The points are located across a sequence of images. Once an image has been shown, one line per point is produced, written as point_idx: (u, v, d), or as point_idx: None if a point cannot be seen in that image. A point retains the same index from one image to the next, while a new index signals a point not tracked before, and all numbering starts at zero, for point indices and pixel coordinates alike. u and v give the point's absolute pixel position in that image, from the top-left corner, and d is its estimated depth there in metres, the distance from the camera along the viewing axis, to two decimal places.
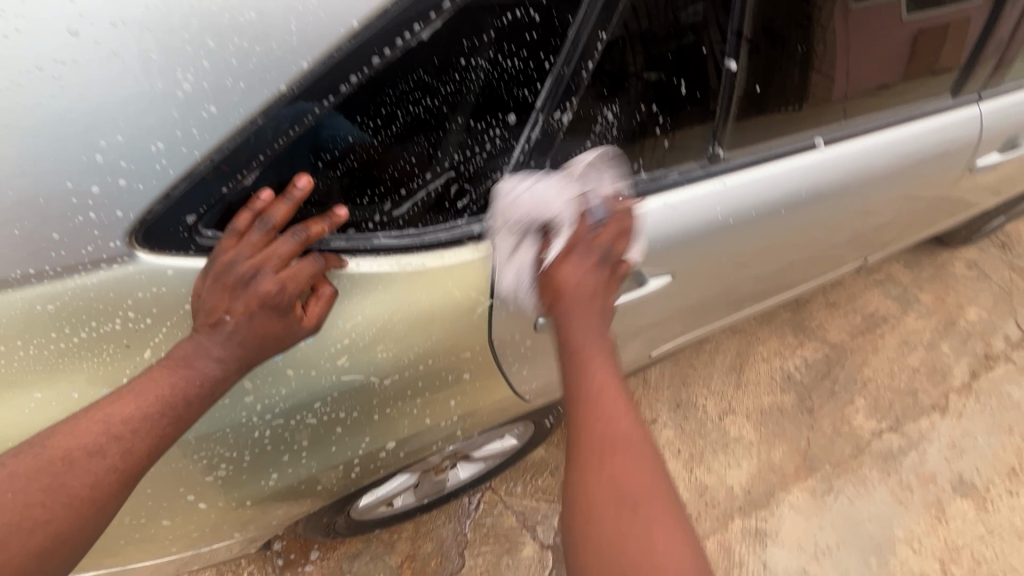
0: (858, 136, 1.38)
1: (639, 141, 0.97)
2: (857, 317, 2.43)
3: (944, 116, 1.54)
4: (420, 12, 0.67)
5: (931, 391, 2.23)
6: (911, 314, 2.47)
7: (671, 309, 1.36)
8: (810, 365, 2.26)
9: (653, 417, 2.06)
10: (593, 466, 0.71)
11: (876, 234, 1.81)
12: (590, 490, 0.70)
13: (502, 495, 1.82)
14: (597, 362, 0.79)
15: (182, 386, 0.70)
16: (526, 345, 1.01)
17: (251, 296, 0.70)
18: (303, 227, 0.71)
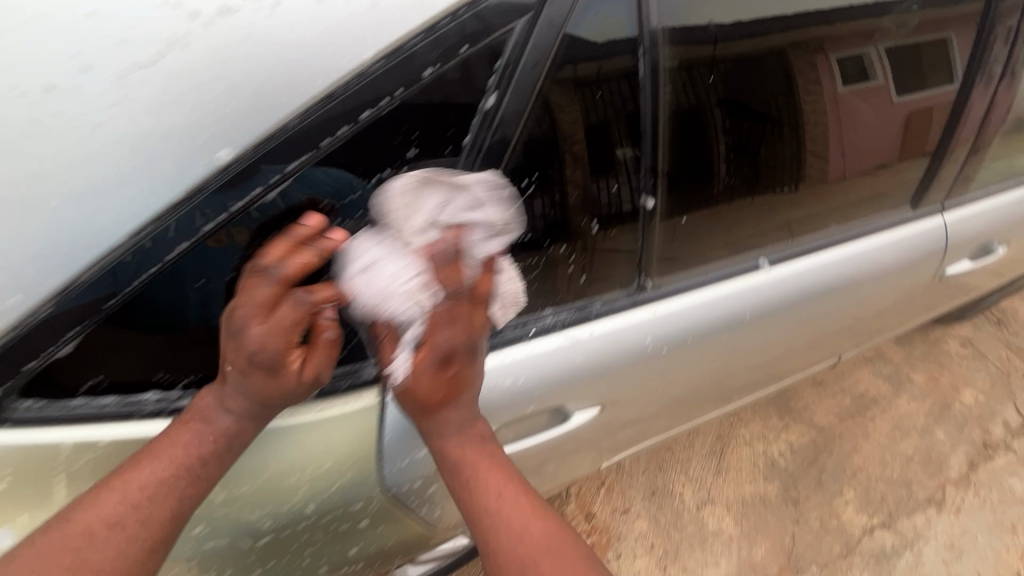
0: (809, 254, 1.34)
1: (550, 278, 0.92)
2: (846, 399, 2.32)
3: (905, 226, 1.50)
4: (255, 183, 0.64)
5: (926, 483, 2.09)
6: (903, 396, 2.36)
7: (626, 415, 1.28)
8: (797, 451, 2.13)
9: (625, 506, 1.93)
10: (471, 463, 0.79)
11: (874, 318, 1.70)
12: (474, 482, 0.78)
13: None
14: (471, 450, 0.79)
15: (194, 448, 0.69)
16: (431, 488, 0.96)
17: (239, 350, 0.65)
18: (290, 264, 0.62)
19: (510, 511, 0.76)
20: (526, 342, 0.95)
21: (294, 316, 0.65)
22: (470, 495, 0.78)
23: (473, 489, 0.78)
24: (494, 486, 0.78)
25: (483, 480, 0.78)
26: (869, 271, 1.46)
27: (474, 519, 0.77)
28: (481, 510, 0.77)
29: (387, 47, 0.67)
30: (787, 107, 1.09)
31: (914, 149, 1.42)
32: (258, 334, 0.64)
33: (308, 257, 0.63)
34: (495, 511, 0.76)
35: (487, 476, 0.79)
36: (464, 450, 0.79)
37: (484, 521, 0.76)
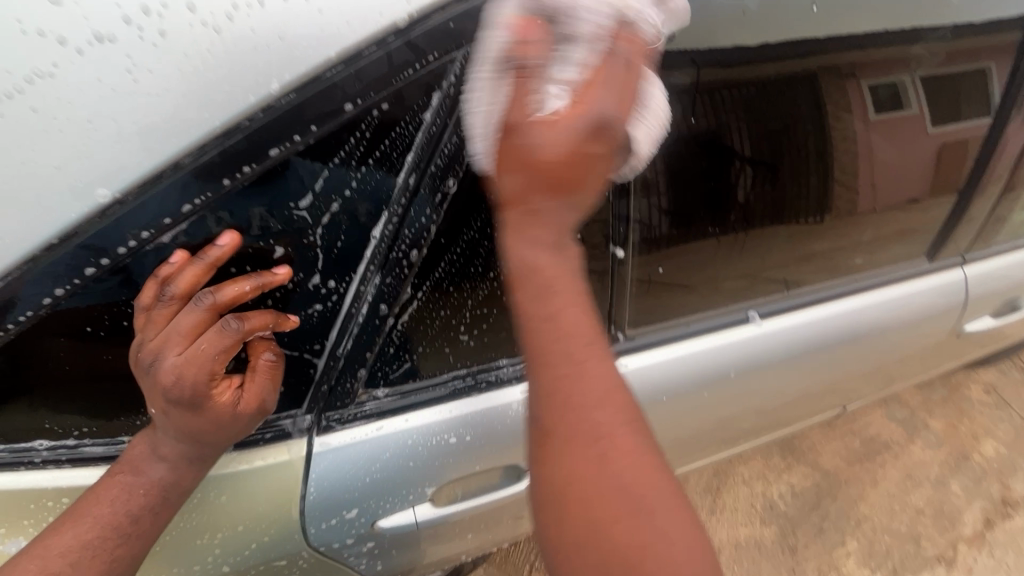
0: (806, 308, 1.26)
1: (503, 326, 0.87)
2: (856, 442, 2.20)
3: (922, 281, 1.39)
4: (152, 221, 0.65)
5: (937, 539, 1.96)
6: (918, 443, 2.23)
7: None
8: (798, 495, 2.02)
9: None
10: (575, 416, 0.62)
11: (898, 365, 1.57)
12: (570, 441, 0.61)
13: None
14: (585, 346, 0.63)
15: (126, 500, 0.69)
16: (370, 547, 0.90)
17: (159, 384, 0.66)
18: (212, 293, 0.66)
19: (617, 438, 0.62)
20: (479, 395, 0.89)
21: (225, 340, 0.67)
22: (564, 409, 0.62)
23: (567, 404, 0.62)
24: (608, 452, 0.61)
25: (590, 450, 0.61)
26: (875, 328, 1.35)
27: (563, 493, 0.61)
28: (579, 474, 0.61)
29: (303, 76, 0.66)
30: (787, 144, 1.01)
31: (940, 191, 1.31)
32: (175, 362, 0.65)
33: (236, 283, 0.67)
34: (598, 432, 0.62)
35: (601, 445, 0.61)
36: (557, 341, 0.63)
37: (581, 491, 0.61)
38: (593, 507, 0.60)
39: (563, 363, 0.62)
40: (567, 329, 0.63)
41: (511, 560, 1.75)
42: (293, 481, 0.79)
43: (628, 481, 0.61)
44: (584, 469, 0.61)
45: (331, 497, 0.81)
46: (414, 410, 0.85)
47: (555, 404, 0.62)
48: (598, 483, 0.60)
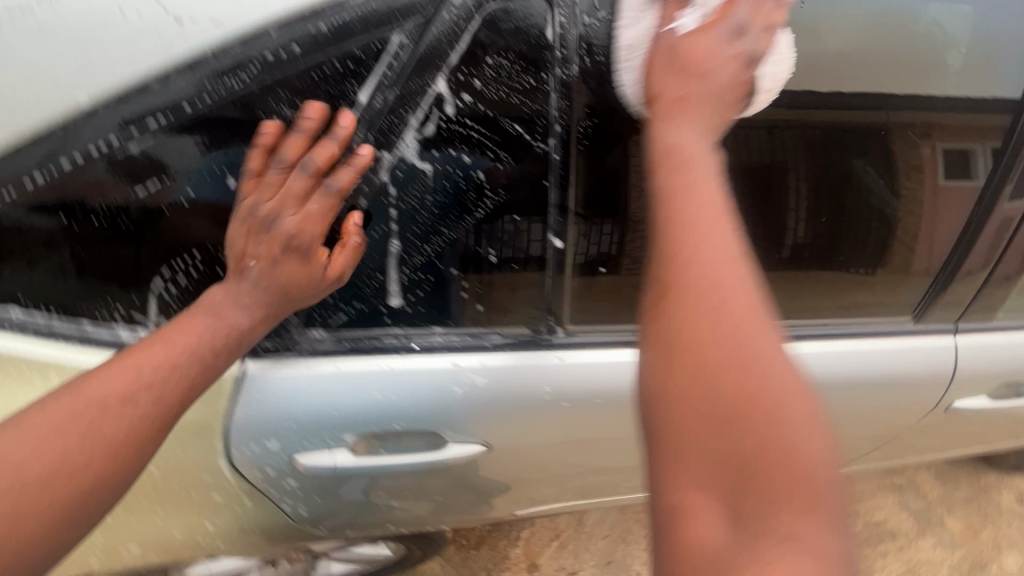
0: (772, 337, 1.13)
1: (437, 298, 0.90)
2: (858, 522, 2.06)
3: (908, 337, 1.23)
4: (120, 130, 0.73)
5: None
6: (929, 538, 2.05)
7: (558, 474, 1.18)
8: None
9: (574, 567, 1.80)
10: (700, 283, 0.61)
11: (899, 440, 1.49)
12: (674, 308, 0.61)
13: None
14: (720, 252, 0.63)
15: (211, 336, 0.75)
16: (291, 483, 0.95)
17: (277, 240, 0.75)
18: (312, 157, 0.75)
19: (754, 357, 0.58)
20: (408, 354, 0.92)
21: (329, 199, 0.76)
22: (692, 301, 0.61)
23: (701, 301, 0.60)
24: (732, 322, 0.60)
25: (703, 318, 0.60)
26: (863, 381, 1.20)
27: (666, 352, 0.60)
28: (686, 338, 0.59)
29: (287, 15, 0.76)
30: (832, 194, 1.01)
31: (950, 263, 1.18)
32: (294, 221, 0.75)
33: (330, 148, 0.75)
34: (730, 339, 0.59)
35: (740, 323, 0.60)
36: (694, 236, 0.63)
37: (683, 354, 0.59)
38: (720, 422, 0.56)
39: (696, 266, 0.62)
40: (713, 238, 0.63)
41: (468, 562, 1.75)
42: (222, 392, 0.86)
43: (770, 406, 0.56)
44: (714, 371, 0.57)
45: (251, 425, 0.87)
46: (345, 358, 0.90)
47: (687, 295, 0.61)
48: (708, 384, 0.57)
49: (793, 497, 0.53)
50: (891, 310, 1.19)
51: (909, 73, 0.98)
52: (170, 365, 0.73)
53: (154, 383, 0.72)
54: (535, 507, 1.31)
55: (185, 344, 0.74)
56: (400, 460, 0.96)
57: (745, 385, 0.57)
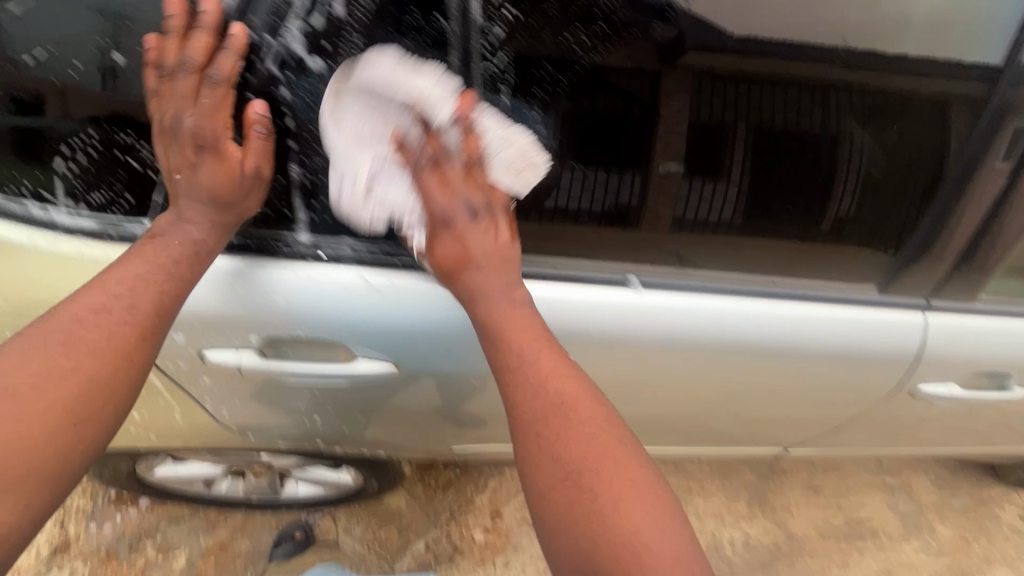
0: (720, 291, 1.04)
1: (346, 207, 0.84)
2: (838, 517, 1.99)
3: (876, 308, 1.10)
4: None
5: None
6: (912, 542, 1.97)
7: (503, 417, 1.18)
8: (749, 547, 1.89)
9: None
10: (543, 397, 0.82)
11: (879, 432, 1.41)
12: (530, 415, 0.82)
13: (339, 529, 1.72)
14: (535, 366, 0.84)
15: (173, 248, 0.80)
16: (206, 381, 0.97)
17: (186, 142, 0.80)
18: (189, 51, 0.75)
19: (575, 441, 0.80)
20: (309, 263, 0.88)
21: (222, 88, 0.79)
22: (528, 409, 0.82)
23: (551, 419, 0.81)
24: (570, 442, 0.80)
25: (546, 429, 0.81)
26: (821, 353, 1.11)
27: (527, 454, 0.82)
28: (542, 452, 0.80)
29: None
30: (893, 169, 0.94)
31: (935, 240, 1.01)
32: (193, 121, 0.79)
33: (202, 41, 0.76)
34: (555, 431, 0.81)
35: (557, 430, 0.81)
36: (518, 365, 0.85)
37: (547, 471, 0.79)
38: (562, 486, 0.78)
39: (513, 377, 0.84)
40: (530, 355, 0.85)
41: (433, 504, 1.80)
42: None
43: (597, 476, 0.77)
44: (564, 452, 0.79)
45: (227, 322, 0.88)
46: (341, 270, 0.89)
47: (522, 399, 0.83)
48: (567, 474, 0.78)
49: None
50: (853, 276, 1.07)
51: (875, 25, 0.88)
52: (140, 277, 0.78)
53: (127, 293, 0.77)
54: (486, 448, 1.32)
55: (152, 257, 0.79)
56: (312, 369, 0.96)
57: (591, 457, 0.78)
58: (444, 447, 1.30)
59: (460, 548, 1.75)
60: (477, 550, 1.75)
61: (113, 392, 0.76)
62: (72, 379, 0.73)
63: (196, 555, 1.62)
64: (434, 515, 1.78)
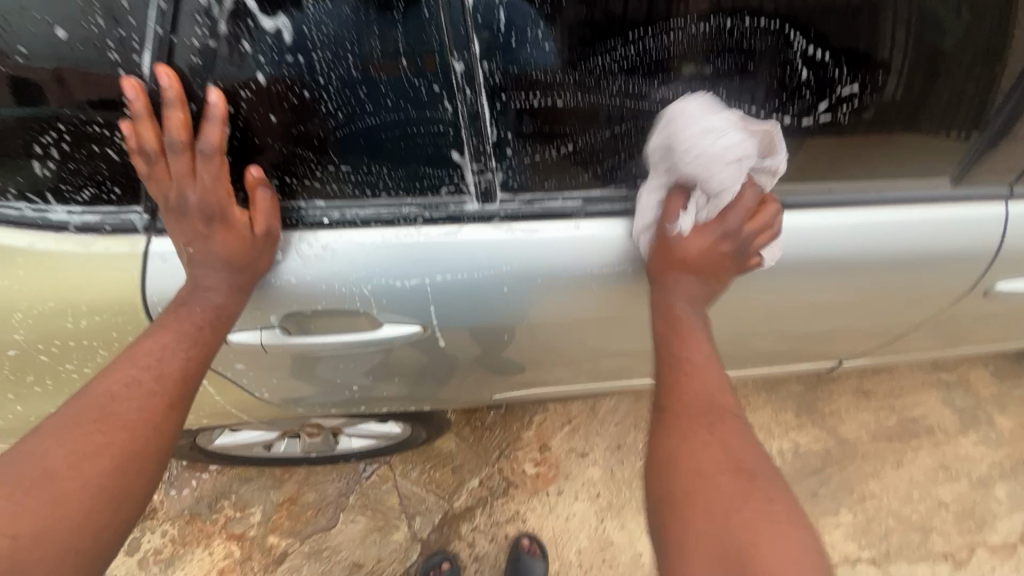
0: (774, 204, 0.94)
1: (356, 170, 0.79)
2: (891, 418, 1.96)
3: (944, 203, 1.00)
4: None
5: (951, 536, 1.77)
6: (971, 436, 1.94)
7: (544, 362, 1.15)
8: (800, 456, 1.88)
9: (585, 450, 1.86)
10: (707, 403, 0.84)
11: (936, 333, 1.34)
12: (683, 410, 0.84)
13: (396, 474, 1.81)
14: (707, 372, 0.87)
15: (203, 315, 0.81)
16: (240, 364, 0.97)
17: (194, 218, 0.77)
18: (167, 134, 0.70)
19: (720, 481, 0.75)
20: (315, 231, 0.85)
21: (212, 162, 0.73)
22: (686, 400, 0.85)
23: (694, 415, 0.83)
24: (724, 440, 0.80)
25: (709, 423, 0.82)
26: (876, 262, 1.02)
27: (668, 460, 0.80)
28: (686, 462, 0.78)
29: None
30: (995, 44, 0.81)
31: (1008, 120, 0.88)
32: (198, 195, 0.75)
33: (179, 117, 0.69)
34: (707, 436, 0.81)
35: (716, 425, 0.82)
36: (683, 362, 0.88)
37: (688, 479, 0.77)
38: (686, 494, 0.76)
39: (693, 393, 0.85)
40: (704, 379, 0.86)
41: (482, 442, 1.86)
42: (134, 271, 0.82)
43: (764, 515, 0.71)
44: (699, 453, 0.79)
45: (283, 299, 0.88)
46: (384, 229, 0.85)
47: (690, 404, 0.84)
48: (712, 505, 0.73)
49: None
50: (919, 169, 0.94)
51: None
52: (168, 347, 0.80)
53: (155, 365, 0.78)
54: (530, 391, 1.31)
55: (178, 325, 0.81)
56: (340, 337, 0.95)
57: (722, 482, 0.75)
58: (486, 395, 1.28)
59: (514, 482, 1.81)
60: (530, 482, 1.81)
61: (149, 462, 0.75)
62: (103, 455, 0.72)
63: (271, 509, 1.74)
64: (486, 453, 1.84)
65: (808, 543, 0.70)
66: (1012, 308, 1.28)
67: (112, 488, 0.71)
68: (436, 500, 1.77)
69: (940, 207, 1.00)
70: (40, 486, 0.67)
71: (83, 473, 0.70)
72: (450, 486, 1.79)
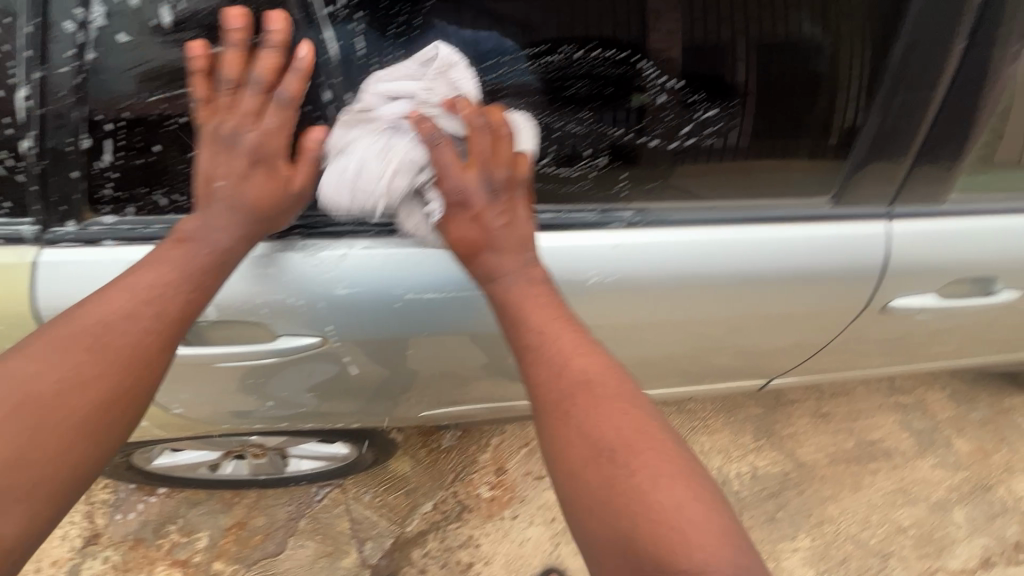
0: (655, 223, 0.98)
1: None
2: (849, 441, 1.96)
3: (850, 223, 1.03)
4: None
5: (911, 562, 1.74)
6: (929, 459, 1.94)
7: (469, 378, 1.14)
8: (758, 479, 1.87)
9: (541, 473, 1.84)
10: (569, 395, 0.76)
11: (872, 353, 1.37)
12: (557, 401, 0.76)
13: (348, 498, 1.78)
14: (558, 351, 0.79)
15: (199, 261, 0.77)
16: None
17: (240, 157, 0.75)
18: (251, 68, 0.73)
19: (603, 424, 0.73)
20: None
21: (277, 108, 0.75)
22: (551, 395, 0.77)
23: (575, 404, 0.75)
24: (597, 418, 0.74)
25: (575, 415, 0.75)
26: (782, 278, 1.04)
27: (566, 468, 0.73)
28: (574, 457, 0.73)
29: None
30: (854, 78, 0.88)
31: (880, 143, 0.93)
32: (253, 136, 0.75)
33: (273, 61, 0.73)
34: (585, 407, 0.75)
35: (581, 411, 0.75)
36: (536, 348, 0.80)
37: (580, 471, 0.72)
38: (578, 460, 0.72)
39: (558, 381, 0.77)
40: (556, 358, 0.78)
41: (437, 465, 1.84)
42: (26, 285, 0.83)
43: (656, 475, 0.69)
44: (574, 444, 0.73)
45: None
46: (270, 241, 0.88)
47: (557, 392, 0.77)
48: (580, 486, 0.71)
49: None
50: (805, 187, 0.98)
51: None
52: (158, 286, 0.75)
53: (155, 300, 0.74)
54: (463, 409, 1.28)
55: (179, 262, 0.76)
56: (238, 348, 0.96)
57: (606, 464, 0.71)
58: (412, 415, 1.24)
59: (469, 505, 1.78)
60: (485, 506, 1.78)
61: (129, 405, 0.71)
62: (85, 393, 0.68)
63: (217, 535, 1.70)
64: (440, 477, 1.82)
65: (705, 506, 0.68)
66: (942, 329, 1.30)
67: (79, 432, 0.67)
68: (388, 525, 1.73)
69: (847, 227, 1.03)
70: (20, 414, 0.64)
71: (64, 406, 0.67)
72: (401, 510, 1.76)
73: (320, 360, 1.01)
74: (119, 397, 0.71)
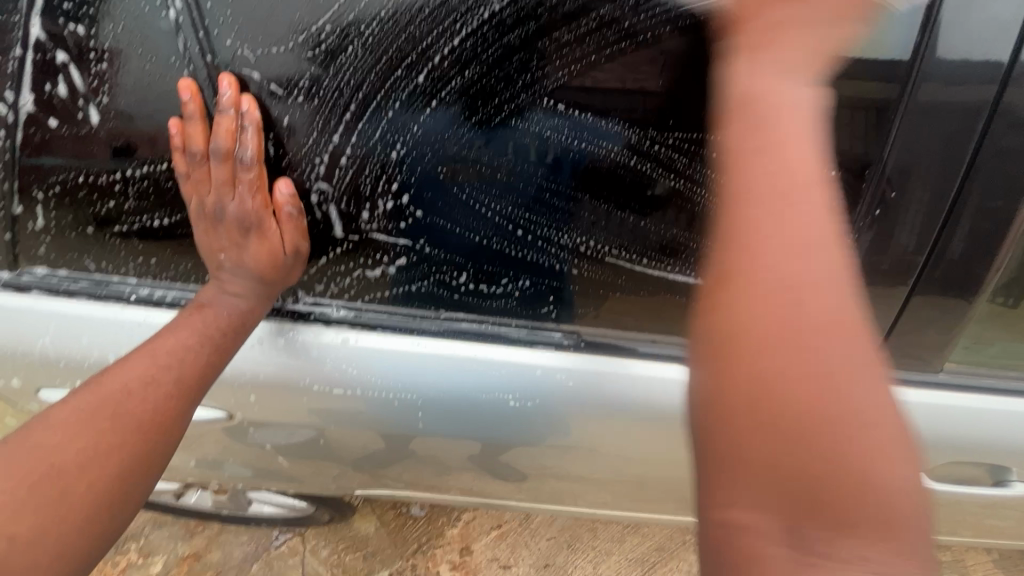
0: (609, 350, 0.70)
1: (85, 240, 0.61)
2: None
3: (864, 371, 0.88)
4: None
5: None
6: None
7: (413, 482, 1.01)
8: None
9: (507, 562, 1.70)
10: (744, 280, 0.41)
11: None
12: (742, 259, 0.42)
13: (306, 549, 1.72)
14: (815, 229, 0.42)
15: (202, 345, 0.61)
16: None
17: (231, 225, 0.60)
18: (218, 143, 0.55)
19: (864, 391, 0.39)
20: (36, 297, 0.65)
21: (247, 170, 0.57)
22: (740, 264, 0.42)
23: (759, 291, 0.41)
24: (793, 315, 0.40)
25: (757, 296, 0.41)
26: None
27: (721, 401, 0.40)
28: (736, 387, 0.40)
29: None
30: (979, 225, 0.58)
31: (885, 276, 0.62)
32: (236, 205, 0.59)
33: (232, 123, 0.54)
34: (824, 345, 0.39)
35: (769, 300, 0.40)
36: (748, 206, 0.42)
37: (758, 417, 0.39)
38: (800, 426, 0.38)
39: (783, 307, 0.40)
40: (803, 268, 0.40)
41: (401, 532, 1.76)
42: None
43: (858, 403, 0.38)
44: (761, 367, 0.39)
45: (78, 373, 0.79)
46: (116, 306, 0.65)
47: (792, 326, 0.40)
48: (778, 432, 0.38)
49: (889, 527, 0.36)
50: (886, 337, 0.66)
51: None
52: (192, 349, 0.60)
53: (175, 367, 0.59)
54: (398, 493, 1.09)
55: (203, 327, 0.61)
56: None
57: (806, 394, 0.38)
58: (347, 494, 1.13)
59: None
60: None
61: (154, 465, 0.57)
62: (109, 460, 0.54)
63: (171, 562, 1.67)
64: (401, 545, 1.73)
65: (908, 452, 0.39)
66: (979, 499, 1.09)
67: (103, 500, 0.53)
68: None
69: None
70: (38, 492, 0.50)
71: (87, 475, 0.52)
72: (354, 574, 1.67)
73: (230, 439, 0.89)
74: (147, 459, 0.57)
